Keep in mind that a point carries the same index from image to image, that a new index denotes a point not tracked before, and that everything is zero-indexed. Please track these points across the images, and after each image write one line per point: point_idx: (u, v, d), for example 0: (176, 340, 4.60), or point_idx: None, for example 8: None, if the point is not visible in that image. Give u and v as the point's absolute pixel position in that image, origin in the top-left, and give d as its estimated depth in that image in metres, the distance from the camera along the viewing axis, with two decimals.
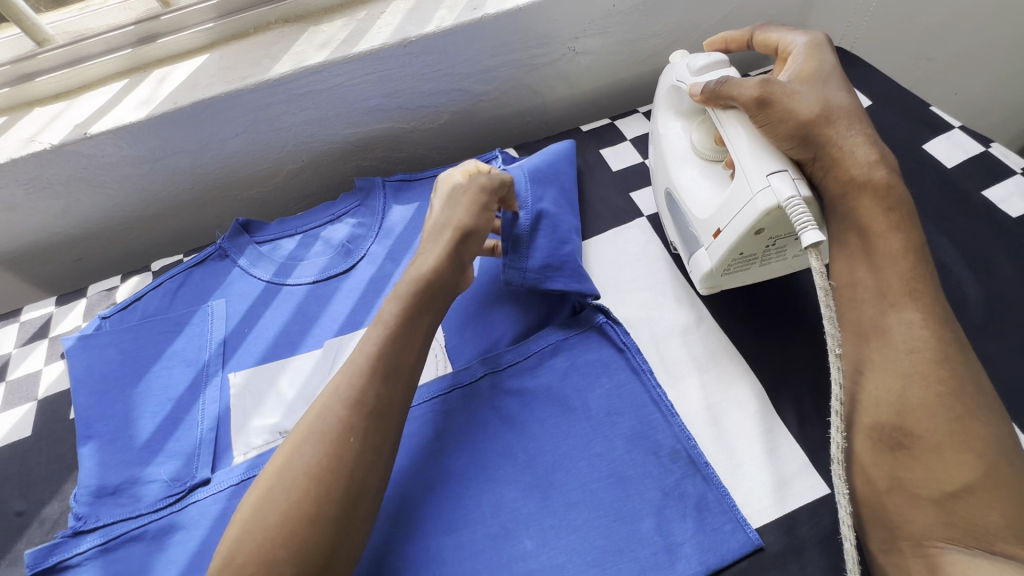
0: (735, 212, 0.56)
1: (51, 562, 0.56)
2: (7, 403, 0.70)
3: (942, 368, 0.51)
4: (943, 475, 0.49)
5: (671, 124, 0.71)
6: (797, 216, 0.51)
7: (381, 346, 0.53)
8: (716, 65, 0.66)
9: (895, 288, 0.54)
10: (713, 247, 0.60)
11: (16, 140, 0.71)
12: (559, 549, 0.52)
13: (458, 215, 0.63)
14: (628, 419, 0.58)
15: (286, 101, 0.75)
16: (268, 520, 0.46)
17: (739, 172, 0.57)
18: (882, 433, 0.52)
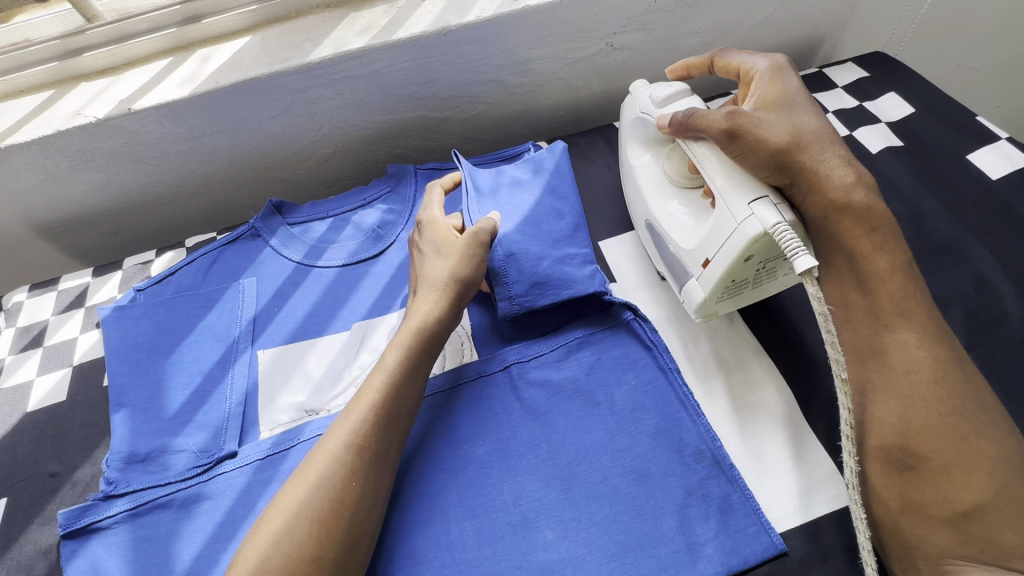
0: (723, 240, 0.54)
1: (82, 523, 0.57)
2: (43, 367, 0.71)
3: (941, 389, 0.51)
4: (959, 495, 0.48)
5: (640, 157, 0.71)
6: (785, 242, 0.49)
7: (386, 391, 0.55)
8: (677, 96, 0.66)
9: (884, 310, 0.54)
10: (703, 277, 0.58)
11: (63, 113, 0.73)
12: (579, 541, 0.52)
13: (453, 270, 0.61)
14: (652, 417, 0.58)
15: (325, 84, 0.76)
16: (314, 514, 0.48)
17: (722, 201, 0.55)
18: (888, 455, 0.51)
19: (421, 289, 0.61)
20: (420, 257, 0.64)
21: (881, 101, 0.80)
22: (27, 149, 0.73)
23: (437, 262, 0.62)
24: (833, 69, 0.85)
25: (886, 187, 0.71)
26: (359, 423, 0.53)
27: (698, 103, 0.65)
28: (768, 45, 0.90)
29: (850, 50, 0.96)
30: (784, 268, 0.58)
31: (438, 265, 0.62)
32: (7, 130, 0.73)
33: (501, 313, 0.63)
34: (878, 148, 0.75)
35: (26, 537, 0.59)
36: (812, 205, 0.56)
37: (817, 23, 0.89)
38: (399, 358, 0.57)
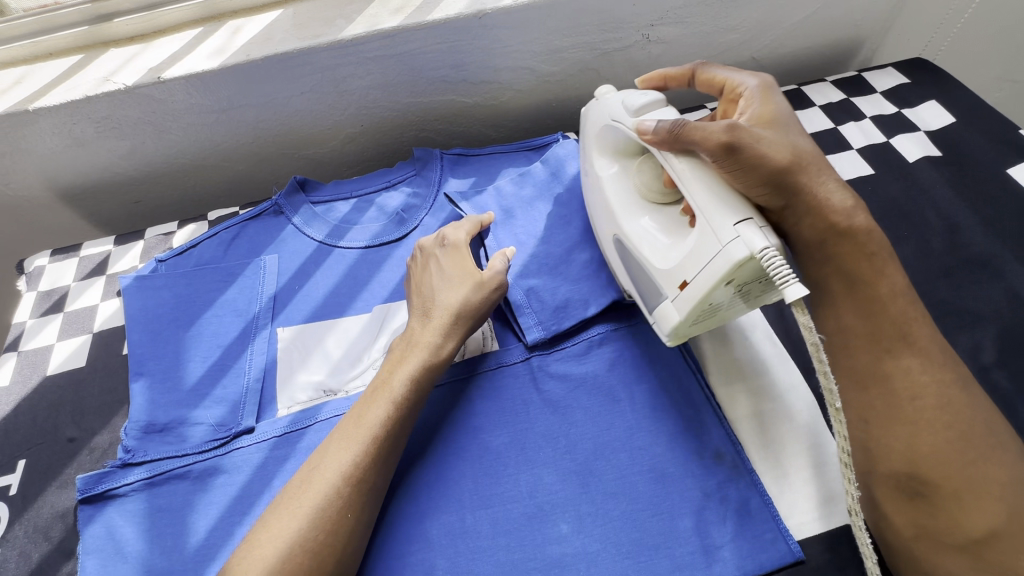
0: (704, 263, 0.50)
1: (100, 489, 0.57)
2: (65, 332, 0.72)
3: (948, 413, 0.50)
4: (971, 521, 0.47)
5: (605, 169, 0.66)
6: (774, 269, 0.46)
7: (387, 426, 0.54)
8: (652, 105, 0.59)
9: (888, 336, 0.53)
10: (678, 299, 0.53)
11: (93, 78, 0.73)
12: (594, 537, 0.52)
13: (458, 300, 0.60)
14: (671, 419, 0.57)
15: (355, 63, 0.75)
16: (318, 540, 0.48)
17: (703, 218, 0.51)
18: (897, 481, 0.51)
19: (433, 316, 0.60)
20: (428, 281, 0.63)
21: (921, 110, 0.77)
22: (55, 113, 0.72)
23: (454, 289, 0.61)
24: (872, 74, 0.83)
25: (922, 198, 0.69)
26: (355, 459, 0.52)
27: (673, 112, 0.59)
28: (807, 46, 0.88)
29: (889, 54, 0.93)
30: (763, 290, 0.54)
31: (455, 292, 0.61)
32: (37, 93, 0.73)
33: (531, 342, 0.62)
34: (916, 158, 0.73)
35: (43, 500, 0.59)
36: (811, 226, 0.55)
37: (858, 25, 0.86)
38: (408, 391, 0.56)
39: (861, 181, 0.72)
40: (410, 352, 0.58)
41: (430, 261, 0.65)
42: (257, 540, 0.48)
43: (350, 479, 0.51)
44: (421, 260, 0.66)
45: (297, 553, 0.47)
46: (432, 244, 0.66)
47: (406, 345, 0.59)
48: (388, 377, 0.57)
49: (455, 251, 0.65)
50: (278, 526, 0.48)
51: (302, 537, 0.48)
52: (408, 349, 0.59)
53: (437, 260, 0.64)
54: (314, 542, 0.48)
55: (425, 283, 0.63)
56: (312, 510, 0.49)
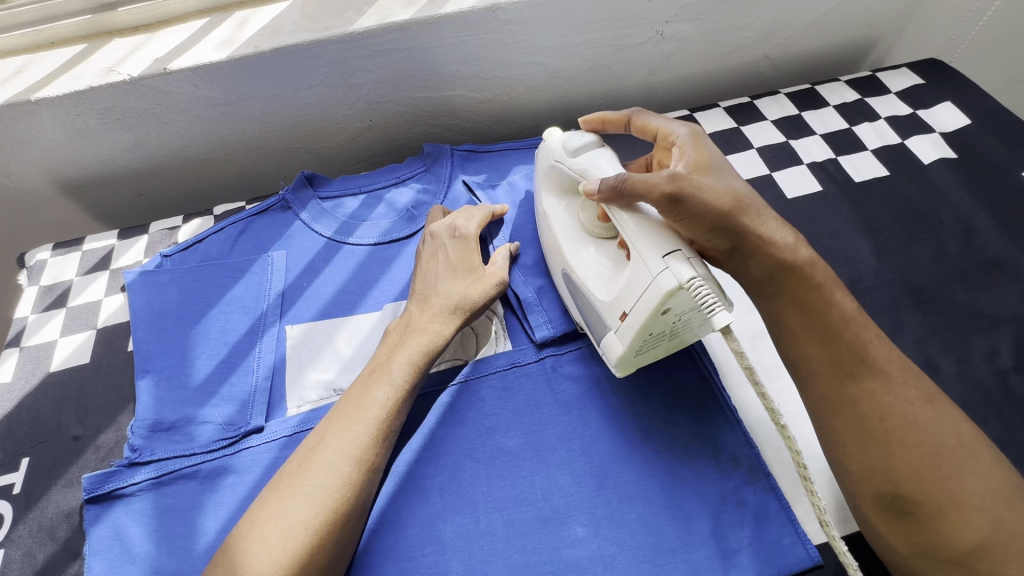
0: (639, 294, 0.51)
1: (107, 489, 0.56)
2: (68, 328, 0.70)
3: (917, 431, 0.51)
4: (958, 535, 0.47)
5: (556, 206, 0.66)
6: (701, 298, 0.47)
7: (390, 408, 0.55)
8: (587, 149, 0.62)
9: (846, 359, 0.54)
10: (621, 330, 0.54)
11: (96, 68, 0.71)
12: (610, 540, 0.52)
13: (463, 292, 0.62)
14: (688, 422, 0.57)
15: (365, 56, 0.74)
16: (319, 516, 0.48)
17: (637, 252, 0.52)
18: (883, 500, 0.51)
19: (432, 304, 0.61)
20: (432, 270, 0.64)
21: (936, 111, 0.77)
22: (58, 104, 0.71)
23: (456, 282, 0.62)
24: (886, 74, 0.83)
25: (937, 200, 0.69)
26: (359, 438, 0.53)
27: (607, 155, 0.62)
28: (821, 45, 0.88)
29: (901, 55, 0.93)
30: (703, 322, 0.54)
31: (456, 284, 0.62)
32: (40, 83, 0.71)
33: (539, 338, 0.62)
34: (932, 159, 0.72)
35: (48, 499, 0.58)
36: (759, 264, 0.56)
37: (872, 24, 0.86)
38: (407, 376, 0.57)
39: (876, 181, 0.72)
40: (406, 338, 0.59)
41: (438, 250, 0.65)
42: (258, 518, 0.49)
43: (352, 458, 0.52)
44: (431, 247, 0.66)
45: (297, 531, 0.47)
46: (443, 232, 0.67)
47: (403, 331, 0.60)
48: (387, 359, 0.58)
49: (462, 243, 0.65)
50: (280, 505, 0.49)
51: (306, 516, 0.48)
52: (406, 334, 0.60)
53: (446, 250, 0.65)
54: (317, 519, 0.48)
55: (429, 270, 0.64)
56: (316, 489, 0.50)
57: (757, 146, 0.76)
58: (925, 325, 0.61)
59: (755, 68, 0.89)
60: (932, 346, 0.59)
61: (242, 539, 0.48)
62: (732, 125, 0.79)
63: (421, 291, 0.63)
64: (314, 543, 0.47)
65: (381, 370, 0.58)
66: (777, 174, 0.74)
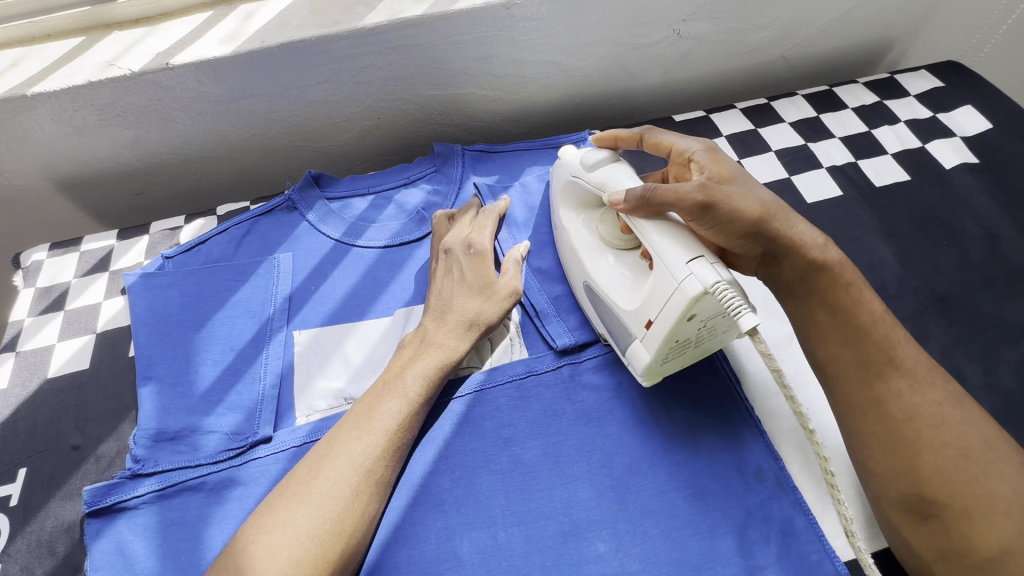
0: (663, 301, 0.49)
1: (108, 502, 0.54)
2: (67, 332, 0.68)
3: (945, 431, 0.49)
4: (982, 538, 0.46)
5: (575, 220, 0.65)
6: (728, 302, 0.46)
7: (400, 421, 0.54)
8: (604, 163, 0.60)
9: (874, 358, 0.52)
10: (646, 339, 0.52)
11: (94, 63, 0.69)
12: (633, 556, 0.50)
13: (478, 307, 0.60)
14: (711, 432, 0.55)
15: (374, 53, 0.72)
16: (324, 527, 0.47)
17: (658, 258, 0.51)
18: (907, 503, 0.49)
19: (448, 320, 0.60)
20: (447, 287, 0.62)
21: (956, 114, 0.75)
22: (56, 99, 0.68)
23: (472, 298, 0.61)
24: (905, 77, 0.81)
25: (960, 206, 0.68)
26: (370, 449, 0.52)
27: (626, 168, 0.59)
28: (838, 46, 0.86)
29: (917, 57, 0.92)
30: (730, 327, 0.52)
31: (472, 301, 0.61)
32: (36, 77, 0.68)
33: (560, 347, 0.61)
34: (953, 165, 0.71)
35: (46, 511, 0.56)
36: (789, 267, 0.55)
37: (890, 25, 0.84)
38: (420, 389, 0.56)
39: (897, 186, 0.70)
40: (424, 352, 0.58)
41: (453, 267, 0.64)
42: (264, 524, 0.48)
43: (361, 469, 0.51)
44: (445, 265, 0.64)
45: (304, 541, 0.46)
46: (457, 247, 0.65)
47: (418, 346, 0.59)
48: (400, 372, 0.57)
49: (476, 257, 0.64)
50: (286, 513, 0.48)
51: (311, 527, 0.47)
52: (421, 348, 0.58)
53: (461, 267, 0.63)
54: (323, 529, 0.47)
55: (445, 287, 0.62)
56: (324, 498, 0.48)
57: (775, 149, 0.75)
58: (950, 334, 0.59)
59: (771, 68, 0.87)
60: (958, 356, 0.58)
61: (253, 554, 0.46)
62: (749, 127, 0.77)
63: (437, 303, 0.61)
64: (319, 557, 0.46)
65: (397, 380, 0.56)
66: (796, 178, 0.72)
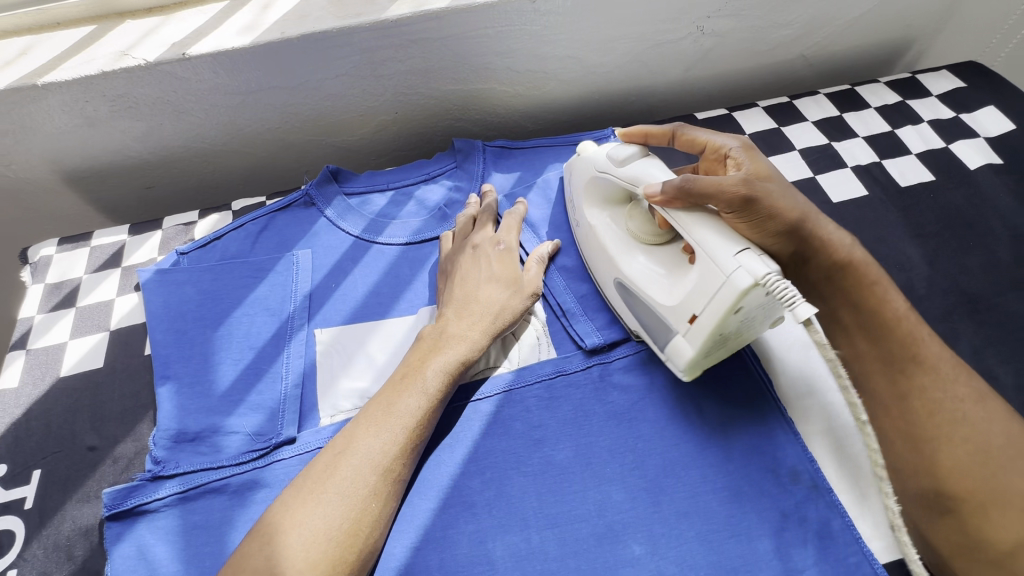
0: (711, 294, 0.49)
1: (129, 505, 0.53)
2: (79, 329, 0.66)
3: (967, 429, 0.49)
4: (997, 535, 0.46)
5: (599, 218, 0.64)
6: (781, 293, 0.45)
7: (421, 419, 0.53)
8: (634, 158, 0.59)
9: (896, 354, 0.52)
10: (690, 334, 0.52)
11: (107, 52, 0.67)
12: (669, 559, 0.50)
13: (501, 301, 0.60)
14: (744, 434, 0.55)
15: (395, 45, 0.70)
16: (339, 525, 0.47)
17: (702, 251, 0.50)
18: (926, 499, 0.50)
19: (471, 312, 0.59)
20: (473, 276, 0.61)
21: (978, 115, 0.75)
22: (67, 89, 0.66)
23: (495, 292, 0.61)
24: (926, 77, 0.81)
25: (985, 206, 0.68)
26: (389, 445, 0.51)
27: (657, 163, 0.58)
28: (858, 45, 0.86)
29: (936, 57, 0.92)
30: (769, 315, 0.52)
31: (496, 294, 0.60)
32: (46, 66, 0.66)
33: (589, 346, 0.60)
34: (977, 165, 0.71)
35: (63, 514, 0.54)
36: (814, 267, 0.54)
37: (910, 25, 0.84)
38: (440, 386, 0.55)
39: (922, 186, 0.70)
40: (442, 345, 0.57)
41: (480, 258, 0.63)
42: (280, 524, 0.47)
43: (377, 467, 0.50)
44: (473, 254, 0.63)
45: (321, 540, 0.46)
46: (486, 243, 0.64)
47: (437, 337, 0.58)
48: (420, 366, 0.56)
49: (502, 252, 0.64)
50: (303, 513, 0.47)
51: (328, 524, 0.46)
52: (441, 340, 0.57)
53: (490, 259, 0.63)
54: (340, 530, 0.47)
55: (470, 276, 0.61)
56: (341, 498, 0.48)
57: (799, 148, 0.74)
58: (980, 334, 0.59)
59: (790, 67, 0.87)
60: (989, 356, 0.58)
61: (287, 556, 0.45)
62: (772, 125, 0.77)
63: (460, 292, 0.60)
64: (336, 558, 0.46)
65: (416, 375, 0.55)
66: (821, 177, 0.72)
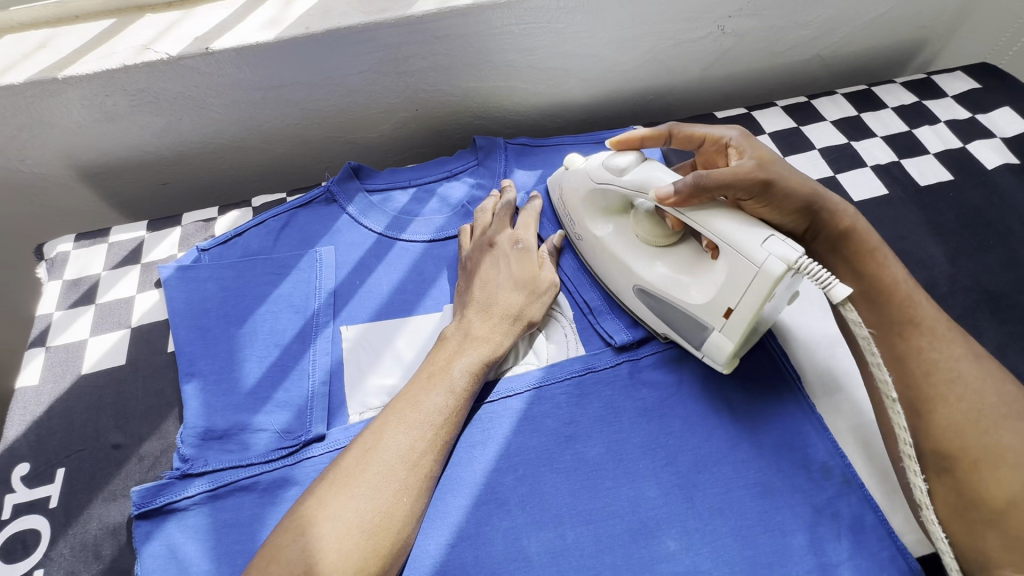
0: (745, 288, 0.50)
1: (158, 503, 0.52)
2: (99, 327, 0.65)
3: (961, 386, 0.49)
4: (990, 491, 0.46)
5: (604, 228, 0.63)
6: (817, 274, 0.47)
7: (449, 417, 0.53)
8: (634, 165, 0.59)
9: (897, 318, 0.52)
10: (727, 328, 0.53)
11: (129, 46, 0.66)
12: (705, 555, 0.50)
13: (518, 303, 0.60)
14: (775, 429, 0.55)
15: (419, 42, 0.70)
16: (368, 518, 0.46)
17: (728, 245, 0.51)
18: (924, 461, 0.50)
19: (493, 314, 0.59)
20: (490, 278, 0.61)
21: (994, 115, 0.76)
22: (88, 82, 0.65)
23: (514, 293, 0.60)
24: (941, 78, 0.82)
25: (1004, 205, 0.68)
26: (419, 438, 0.51)
27: (660, 166, 0.58)
28: (874, 46, 0.87)
29: (947, 59, 0.93)
30: (787, 299, 0.54)
31: (514, 296, 0.60)
32: (66, 59, 0.65)
33: (618, 343, 0.60)
34: (995, 165, 0.72)
35: (89, 513, 0.54)
36: (821, 240, 0.56)
37: (926, 27, 0.85)
38: (467, 384, 0.55)
39: (941, 186, 0.71)
40: (466, 347, 0.57)
41: (497, 259, 0.62)
42: (313, 516, 0.46)
43: (406, 462, 0.50)
44: (491, 256, 0.63)
45: (354, 534, 0.45)
46: (504, 242, 0.64)
47: (461, 338, 0.58)
48: (446, 365, 0.56)
49: (523, 254, 0.63)
50: (336, 505, 0.47)
51: (361, 518, 0.46)
52: (465, 342, 0.57)
53: (508, 261, 0.62)
54: (372, 523, 0.46)
55: (487, 279, 0.61)
56: (373, 492, 0.48)
57: (819, 147, 0.75)
58: (1003, 332, 0.60)
59: (806, 68, 0.88)
60: (1014, 353, 0.58)
61: (324, 551, 0.45)
62: (791, 125, 0.77)
63: (478, 294, 0.60)
64: (369, 552, 0.45)
65: (443, 373, 0.55)
66: (841, 176, 0.72)
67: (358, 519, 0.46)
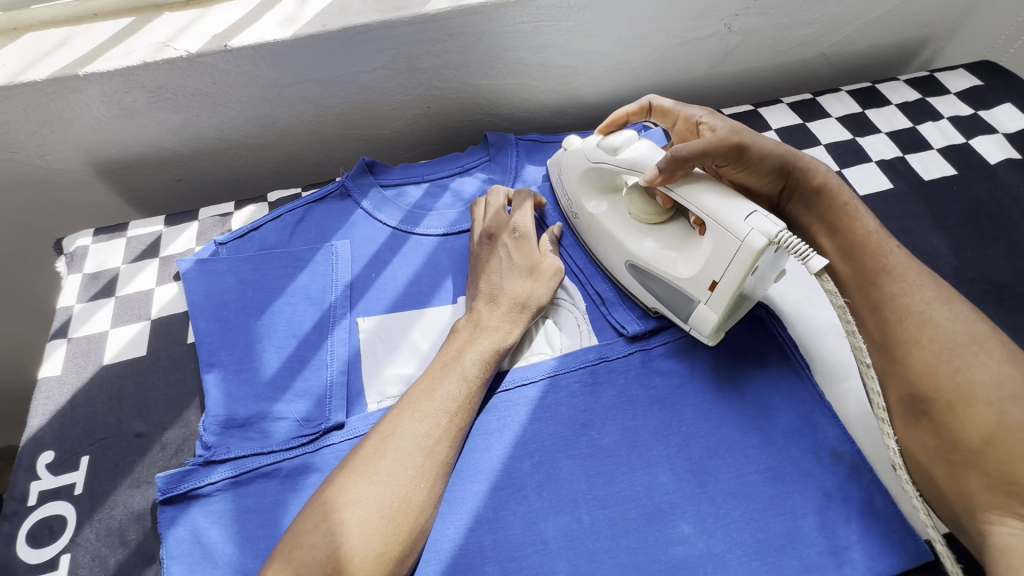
0: (728, 262, 0.52)
1: (183, 489, 0.53)
2: (119, 319, 0.66)
3: (933, 328, 0.52)
4: (966, 430, 0.48)
5: (599, 207, 0.65)
6: (794, 246, 0.49)
7: (465, 404, 0.54)
8: (630, 142, 0.61)
9: (872, 268, 0.56)
10: (712, 301, 0.55)
11: (148, 44, 0.67)
12: (718, 538, 0.51)
13: (524, 291, 0.61)
14: (785, 416, 0.56)
15: (433, 39, 0.71)
16: (388, 501, 0.48)
17: (712, 220, 0.53)
18: (903, 406, 0.52)
19: (501, 303, 0.60)
20: (493, 269, 0.63)
21: (996, 111, 0.78)
22: (108, 79, 0.67)
23: (519, 281, 0.62)
24: (944, 75, 0.84)
25: (1007, 198, 0.70)
26: (436, 423, 0.52)
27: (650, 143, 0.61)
28: (877, 44, 0.88)
29: (949, 57, 0.94)
30: (773, 273, 0.56)
31: (520, 283, 0.62)
32: (87, 56, 0.67)
33: (630, 333, 0.61)
34: (998, 159, 0.73)
35: (114, 500, 0.55)
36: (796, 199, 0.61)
37: (928, 25, 0.87)
38: (480, 371, 0.56)
39: (945, 180, 0.72)
40: (477, 336, 0.58)
41: (498, 251, 0.64)
42: (335, 502, 0.48)
43: (423, 450, 0.51)
44: (492, 248, 0.65)
45: (375, 518, 0.47)
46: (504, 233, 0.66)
47: (473, 328, 0.59)
48: (459, 354, 0.57)
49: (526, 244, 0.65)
50: (357, 490, 0.48)
51: (381, 502, 0.47)
52: (476, 332, 0.59)
53: (510, 251, 0.64)
54: (392, 508, 0.47)
55: (491, 270, 0.63)
56: (392, 480, 0.49)
57: (825, 142, 0.76)
58: (1007, 321, 0.61)
59: (811, 66, 0.89)
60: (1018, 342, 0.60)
61: (347, 533, 0.46)
62: (797, 122, 0.79)
63: (483, 284, 0.62)
64: (390, 536, 0.47)
65: (456, 362, 0.56)
66: (847, 171, 0.74)
67: (379, 502, 0.47)
